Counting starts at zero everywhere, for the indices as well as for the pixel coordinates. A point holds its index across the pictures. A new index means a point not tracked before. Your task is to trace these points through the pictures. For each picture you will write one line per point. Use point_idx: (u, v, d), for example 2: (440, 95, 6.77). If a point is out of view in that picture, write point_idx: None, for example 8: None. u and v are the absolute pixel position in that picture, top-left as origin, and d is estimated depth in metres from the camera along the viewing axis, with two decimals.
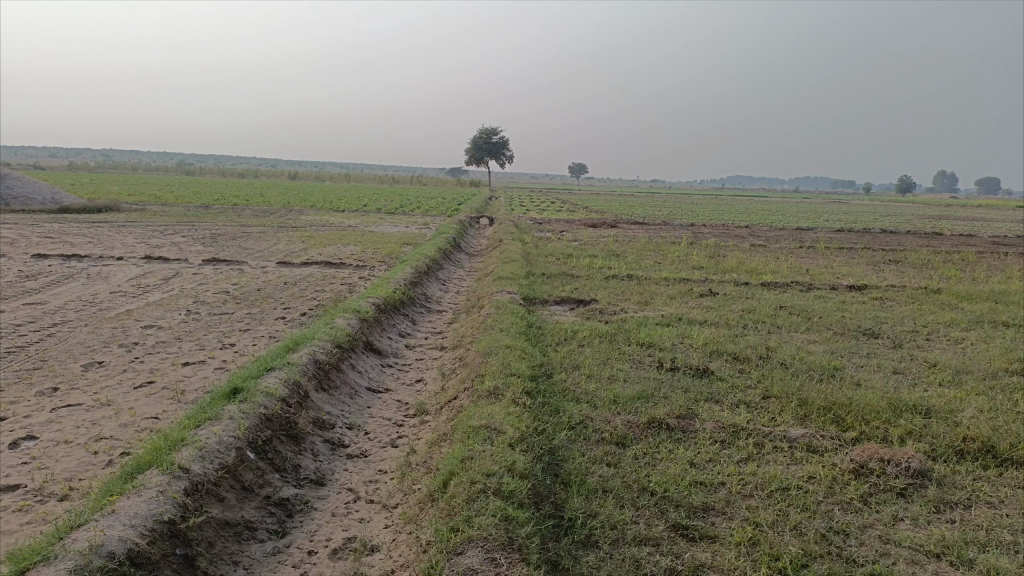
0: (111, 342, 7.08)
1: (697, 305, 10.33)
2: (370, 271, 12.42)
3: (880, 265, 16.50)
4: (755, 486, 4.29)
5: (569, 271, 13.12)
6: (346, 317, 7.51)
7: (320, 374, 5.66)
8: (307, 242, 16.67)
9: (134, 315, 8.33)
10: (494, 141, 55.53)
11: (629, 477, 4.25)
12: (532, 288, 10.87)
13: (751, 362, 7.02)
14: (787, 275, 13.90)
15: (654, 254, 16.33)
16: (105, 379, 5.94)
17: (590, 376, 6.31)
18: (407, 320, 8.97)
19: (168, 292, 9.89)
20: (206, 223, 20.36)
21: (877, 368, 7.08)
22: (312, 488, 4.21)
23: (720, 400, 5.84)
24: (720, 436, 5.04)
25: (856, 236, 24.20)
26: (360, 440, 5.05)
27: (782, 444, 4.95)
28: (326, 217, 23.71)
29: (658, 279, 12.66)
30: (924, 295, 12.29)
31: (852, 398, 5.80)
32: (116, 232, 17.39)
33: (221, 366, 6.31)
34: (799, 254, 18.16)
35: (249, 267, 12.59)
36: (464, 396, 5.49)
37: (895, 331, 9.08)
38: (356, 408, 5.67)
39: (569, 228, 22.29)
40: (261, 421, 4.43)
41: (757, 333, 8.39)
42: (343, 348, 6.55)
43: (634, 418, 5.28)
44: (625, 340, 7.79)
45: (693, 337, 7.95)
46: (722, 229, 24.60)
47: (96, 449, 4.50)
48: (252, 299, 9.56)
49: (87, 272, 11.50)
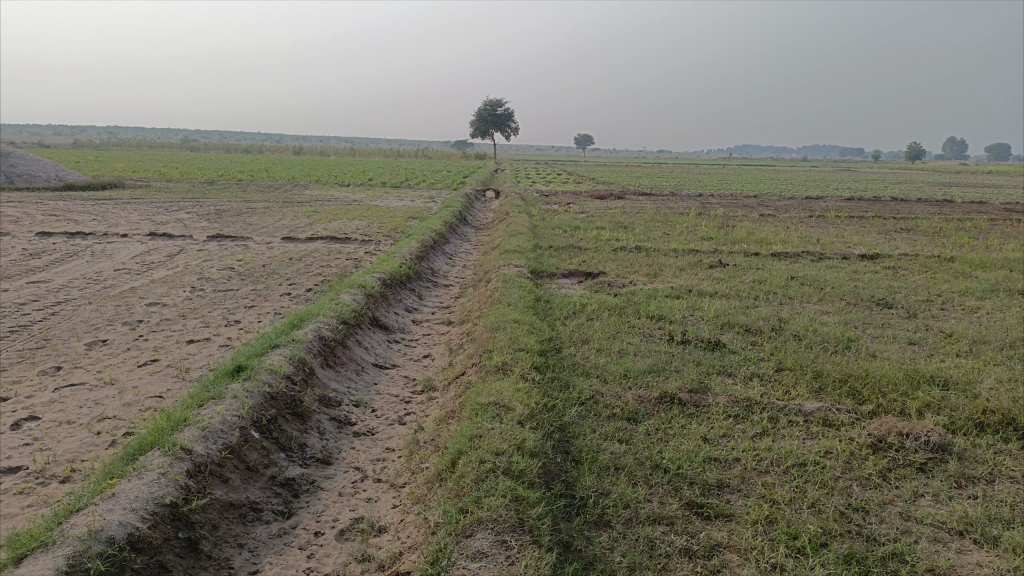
0: (115, 320, 7.01)
1: (706, 276, 10.20)
2: (376, 246, 12.31)
3: (892, 234, 16.29)
4: (771, 462, 4.19)
5: (576, 243, 12.97)
6: (352, 293, 7.41)
7: (325, 351, 5.57)
8: (313, 217, 16.55)
9: (137, 292, 8.26)
10: (500, 113, 55.05)
11: (642, 454, 4.15)
12: (539, 260, 10.75)
13: (764, 333, 6.91)
14: (798, 244, 13.73)
15: (662, 226, 16.16)
16: (109, 358, 5.87)
17: (600, 350, 6.21)
18: (414, 295, 8.87)
19: (172, 269, 9.81)
20: (210, 199, 20.24)
21: (893, 339, 6.95)
22: (318, 467, 4.13)
23: (732, 373, 5.74)
24: (734, 410, 4.94)
25: (866, 204, 23.90)
26: (367, 417, 4.96)
27: (797, 418, 4.85)
28: (331, 192, 23.57)
29: (667, 250, 12.50)
30: (937, 263, 12.11)
31: (868, 370, 5.68)
32: (121, 209, 17.30)
33: (225, 343, 6.23)
34: (809, 223, 17.96)
35: (254, 243, 12.49)
36: (472, 372, 5.40)
37: (909, 301, 8.94)
38: (362, 385, 5.58)
39: (576, 200, 22.09)
40: (265, 400, 4.34)
41: (769, 304, 8.26)
42: (349, 324, 6.46)
43: (645, 392, 5.18)
44: (634, 313, 7.68)
45: (703, 309, 7.84)
46: (730, 199, 24.31)
47: (99, 430, 4.44)
48: (257, 275, 9.46)
49: (91, 249, 11.43)
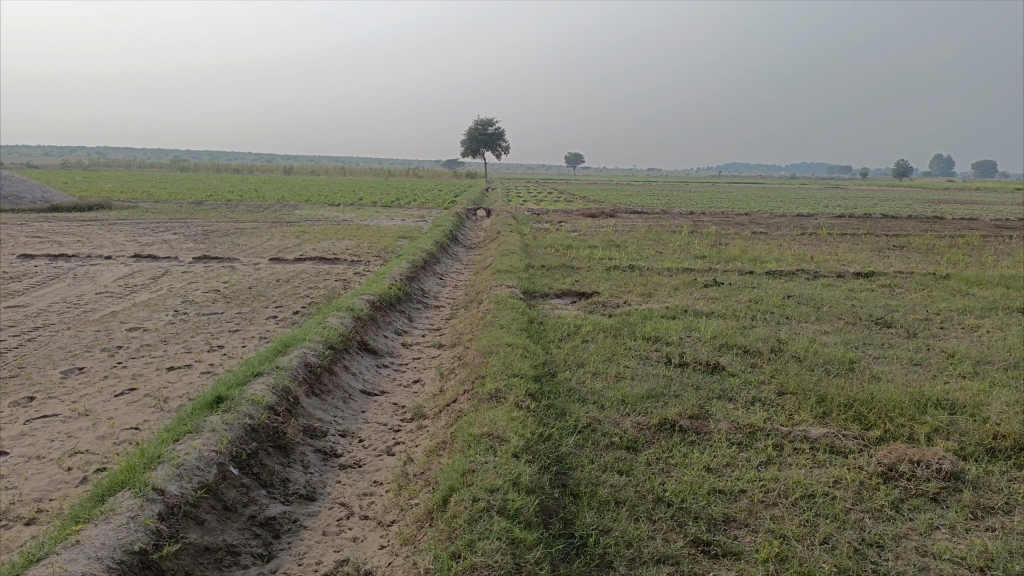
0: (94, 347, 6.77)
1: (702, 295, 10.03)
2: (365, 266, 12.11)
3: (885, 251, 16.19)
4: (778, 493, 3.98)
5: (569, 262, 12.80)
6: (339, 316, 7.20)
7: (311, 378, 5.35)
8: (302, 237, 16.35)
9: (118, 317, 8.01)
10: (490, 132, 55.15)
11: (643, 486, 3.94)
12: (532, 281, 10.56)
13: (763, 355, 6.72)
14: (792, 262, 13.60)
15: (654, 244, 16.01)
16: (84, 387, 5.63)
17: (596, 375, 6.01)
18: (404, 318, 8.66)
19: (156, 292, 9.58)
20: (198, 219, 20.00)
21: (895, 360, 6.78)
22: (301, 504, 3.91)
23: (733, 398, 5.54)
24: (736, 438, 4.74)
25: (858, 221, 23.85)
26: (354, 448, 4.74)
27: (803, 445, 4.65)
28: (320, 212, 23.34)
29: (661, 269, 12.34)
30: (933, 281, 11.99)
31: (873, 393, 5.49)
32: (106, 230, 17.06)
33: (207, 370, 5.99)
34: (802, 241, 17.87)
35: (241, 264, 12.26)
36: (464, 399, 5.19)
37: (908, 319, 8.78)
38: (349, 413, 5.36)
39: (567, 219, 21.97)
40: (245, 433, 4.12)
41: (766, 325, 8.08)
42: (336, 349, 6.24)
43: (644, 419, 4.98)
44: (630, 334, 7.49)
45: (700, 330, 7.65)
46: (722, 217, 24.22)
47: (70, 466, 4.20)
48: (242, 298, 9.24)
49: (74, 272, 11.18)
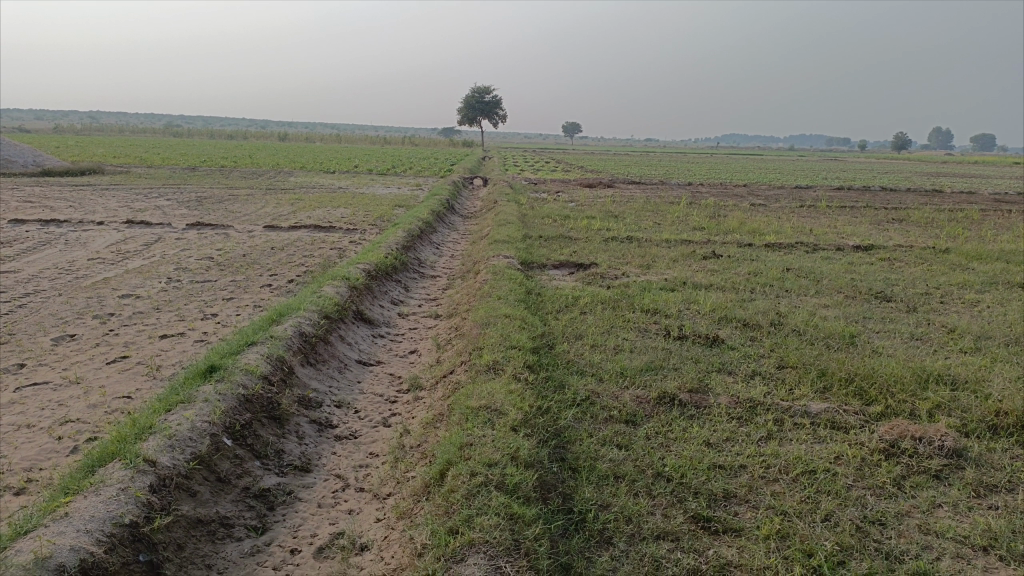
0: (86, 313, 6.67)
1: (700, 267, 9.95)
2: (361, 235, 11.99)
3: (884, 224, 16.10)
4: (779, 469, 3.94)
5: (566, 233, 12.69)
6: (335, 285, 7.11)
7: (306, 348, 5.27)
8: (297, 205, 16.19)
9: (110, 284, 7.90)
10: (488, 100, 54.62)
11: (643, 461, 3.89)
12: (529, 251, 10.46)
13: (763, 329, 6.66)
14: (791, 235, 13.51)
15: (653, 215, 15.89)
16: (76, 354, 5.54)
17: (595, 347, 5.95)
18: (400, 287, 8.57)
19: (148, 258, 9.45)
20: (192, 186, 19.77)
21: (896, 335, 6.73)
22: (296, 475, 3.85)
23: (733, 371, 5.49)
24: (736, 412, 4.69)
25: (857, 194, 23.70)
26: (349, 419, 4.68)
27: (803, 420, 4.61)
28: (316, 179, 23.12)
29: (660, 241, 12.25)
30: (933, 255, 11.92)
31: (875, 368, 5.45)
32: (99, 195, 16.86)
33: (201, 339, 5.91)
34: (801, 213, 17.76)
35: (235, 232, 12.12)
36: (461, 371, 5.12)
37: (907, 294, 8.73)
38: (345, 384, 5.29)
39: (564, 189, 21.79)
40: (239, 403, 4.05)
41: (766, 298, 8.01)
42: (331, 318, 6.15)
43: (643, 392, 4.92)
44: (628, 307, 7.41)
45: (699, 303, 7.59)
46: (720, 188, 24.06)
47: (60, 435, 4.13)
48: (237, 265, 9.13)
49: (66, 238, 11.04)
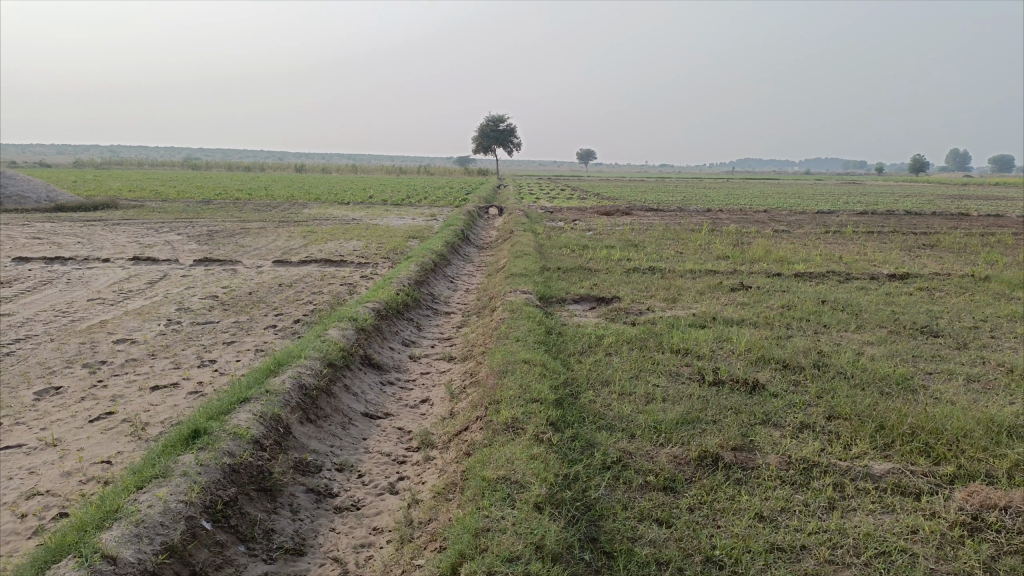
0: (75, 362, 6.23)
1: (729, 300, 9.40)
2: (373, 269, 11.56)
3: (916, 250, 15.48)
4: (848, 551, 3.39)
5: (585, 264, 12.20)
6: (340, 327, 6.62)
7: (305, 404, 4.77)
8: (309, 238, 15.82)
9: (106, 327, 7.48)
10: (502, 129, 54.54)
11: (687, 542, 3.34)
12: (548, 285, 9.97)
13: (806, 372, 6.09)
14: (820, 263, 12.94)
15: (674, 244, 15.38)
16: (57, 411, 5.07)
17: (624, 396, 5.41)
18: (412, 326, 8.08)
19: (150, 298, 9.05)
20: (204, 219, 19.52)
21: (951, 377, 6.15)
22: (287, 561, 3.32)
23: (780, 424, 4.93)
24: (789, 476, 4.13)
25: (881, 219, 23.03)
26: (352, 486, 4.15)
27: (867, 485, 4.05)
28: (329, 211, 22.86)
29: (684, 271, 11.72)
30: (973, 284, 11.28)
31: (939, 418, 4.87)
32: (109, 230, 16.59)
33: (194, 391, 5.44)
34: (827, 239, 17.17)
35: (243, 268, 11.73)
36: (477, 429, 4.60)
37: (954, 328, 8.12)
38: (349, 442, 4.78)
39: (581, 216, 21.38)
40: (223, 476, 3.55)
41: (804, 335, 7.44)
42: (336, 366, 5.66)
43: (681, 451, 4.37)
44: (656, 346, 6.87)
45: (733, 341, 7.04)
46: (741, 214, 23.50)
47: (24, 512, 3.64)
48: (241, 304, 8.70)
49: (68, 277, 10.66)
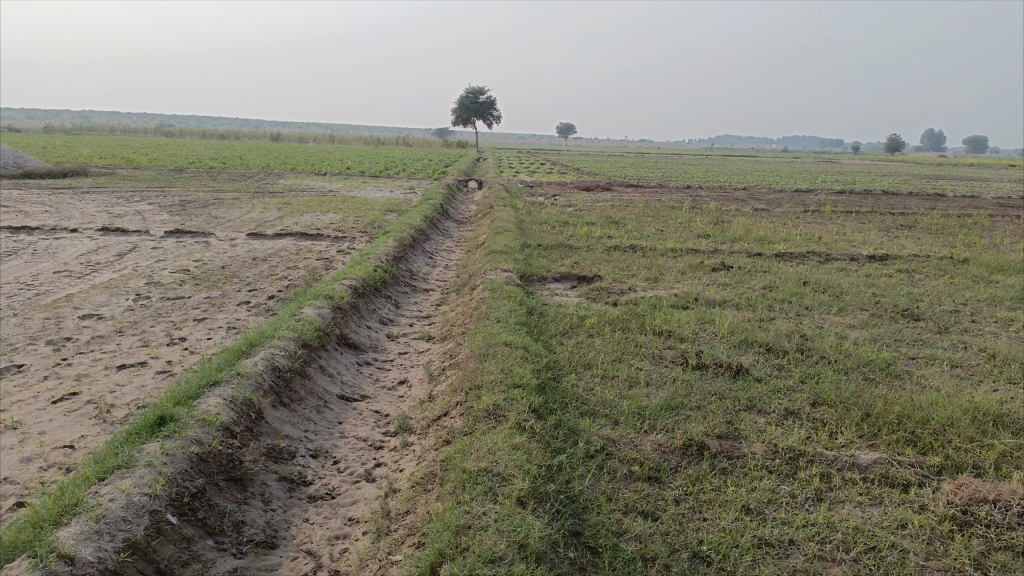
0: (39, 338, 5.99)
1: (711, 280, 9.32)
2: (350, 244, 11.32)
3: (894, 231, 15.51)
4: (837, 545, 3.31)
5: (566, 241, 12.05)
6: (316, 306, 6.43)
7: (278, 387, 4.61)
8: (285, 209, 15.50)
9: (72, 302, 7.21)
10: (482, 101, 53.94)
11: (674, 537, 3.25)
12: (528, 262, 9.81)
13: (789, 356, 6.02)
14: (800, 243, 12.90)
15: (654, 221, 15.26)
16: (18, 391, 4.85)
17: (607, 380, 5.30)
18: (390, 304, 7.90)
19: (119, 271, 8.77)
20: (176, 189, 19.09)
21: (934, 363, 6.11)
22: (258, 555, 3.18)
23: (765, 410, 4.84)
24: (775, 466, 4.05)
25: (859, 198, 23.06)
26: (327, 473, 4.01)
27: (854, 476, 3.99)
28: (305, 181, 22.46)
29: (665, 250, 11.60)
30: (952, 266, 11.30)
31: (925, 407, 4.81)
32: (78, 199, 16.13)
33: (163, 371, 5.24)
34: (806, 218, 17.17)
35: (216, 240, 11.44)
36: (457, 415, 4.47)
37: (935, 311, 8.10)
38: (324, 426, 4.63)
39: (562, 192, 21.21)
40: (190, 466, 3.39)
41: (787, 318, 7.37)
42: (311, 347, 5.49)
43: (666, 439, 4.27)
44: (639, 328, 6.76)
45: (716, 323, 6.96)
46: (720, 192, 23.44)
47: None
48: (214, 279, 8.46)
49: (34, 247, 10.32)
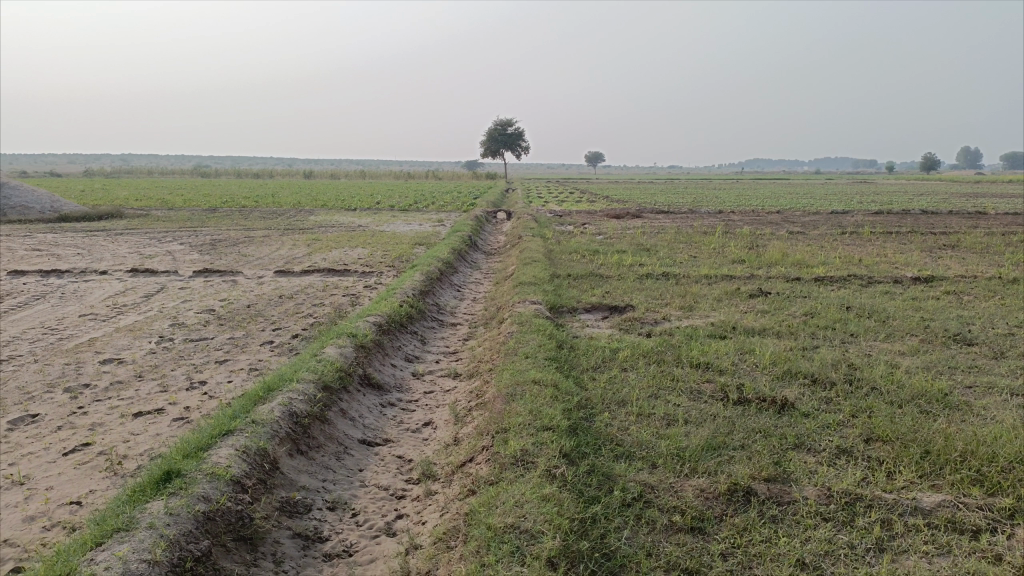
0: (57, 385, 5.86)
1: (748, 307, 8.96)
2: (377, 279, 11.17)
3: (937, 251, 14.96)
4: None
5: (596, 270, 11.79)
6: (338, 345, 6.22)
7: (295, 434, 4.39)
8: (313, 246, 15.45)
9: (94, 346, 7.11)
10: (510, 132, 54.13)
11: None
12: (558, 293, 9.54)
13: (837, 388, 5.65)
14: (839, 266, 12.46)
15: (687, 248, 14.90)
16: (30, 443, 4.69)
17: (642, 418, 4.99)
18: (416, 340, 7.67)
19: (144, 313, 8.69)
20: (208, 228, 19.21)
21: (994, 392, 5.69)
22: None
23: (815, 449, 4.49)
24: (830, 512, 3.70)
25: (897, 218, 22.46)
26: (345, 527, 3.76)
27: (919, 521, 3.62)
28: (335, 217, 22.53)
29: (699, 277, 11.26)
30: (1002, 286, 10.79)
31: (991, 443, 4.42)
32: (112, 241, 16.27)
33: (179, 418, 5.06)
34: (844, 240, 16.69)
35: (243, 279, 11.36)
36: (483, 462, 4.20)
37: (989, 334, 7.64)
38: (343, 475, 4.39)
39: (592, 220, 20.97)
40: (196, 526, 3.16)
41: (831, 346, 6.99)
42: (331, 389, 5.27)
43: (708, 483, 3.95)
44: (674, 360, 6.44)
45: (756, 353, 6.61)
46: (753, 216, 23.02)
47: None
48: (238, 318, 8.33)
49: (63, 291, 10.31)
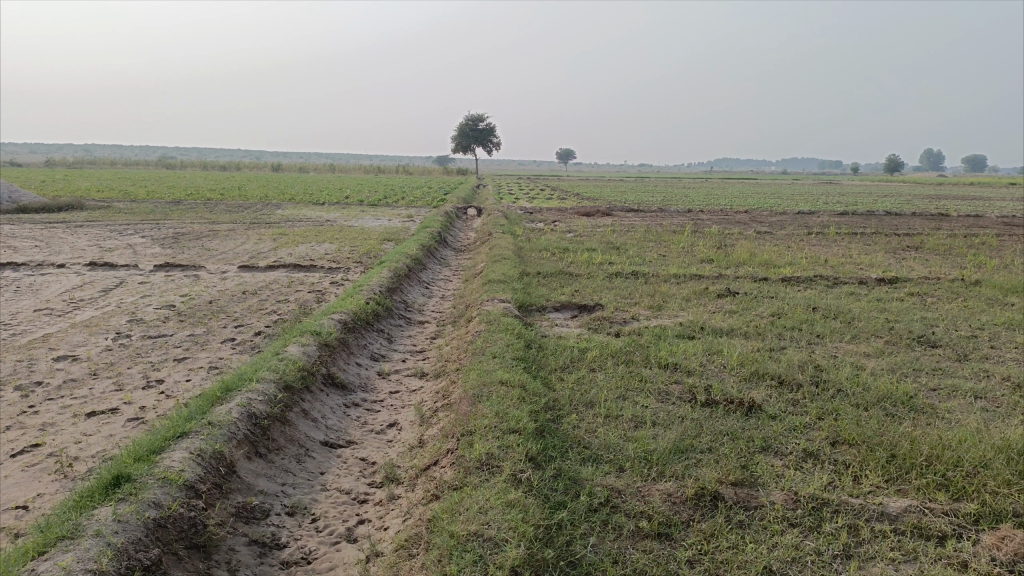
0: (7, 383, 5.65)
1: (716, 307, 8.97)
2: (344, 275, 11.00)
3: (902, 253, 15.14)
4: None
5: (566, 268, 11.73)
6: (301, 343, 6.08)
7: (253, 437, 4.25)
8: (279, 240, 15.20)
9: (48, 342, 6.88)
10: (482, 128, 53.93)
11: None
12: (527, 291, 9.47)
13: (804, 390, 5.64)
14: (806, 267, 12.55)
15: (656, 247, 14.90)
16: None
17: (610, 420, 4.94)
18: (382, 338, 7.55)
19: (101, 308, 8.44)
20: (171, 221, 18.82)
21: (957, 395, 5.73)
22: None
23: (782, 452, 4.47)
24: (796, 517, 3.68)
25: (863, 219, 22.75)
26: (304, 533, 3.65)
27: (885, 527, 3.61)
28: (303, 211, 22.22)
29: (668, 276, 11.26)
30: (964, 288, 10.93)
31: (955, 447, 4.43)
32: (71, 233, 15.86)
33: (134, 418, 4.90)
34: (811, 241, 16.82)
35: (207, 273, 11.12)
36: (447, 465, 4.11)
37: (952, 337, 7.72)
38: (304, 478, 4.27)
39: (562, 217, 20.92)
40: (145, 534, 3.04)
41: (798, 347, 7.00)
42: (293, 390, 5.14)
43: (676, 487, 3.90)
44: (643, 360, 6.41)
45: (725, 353, 6.60)
46: (722, 215, 23.13)
47: None
48: (200, 314, 8.14)
49: (18, 284, 9.99)
